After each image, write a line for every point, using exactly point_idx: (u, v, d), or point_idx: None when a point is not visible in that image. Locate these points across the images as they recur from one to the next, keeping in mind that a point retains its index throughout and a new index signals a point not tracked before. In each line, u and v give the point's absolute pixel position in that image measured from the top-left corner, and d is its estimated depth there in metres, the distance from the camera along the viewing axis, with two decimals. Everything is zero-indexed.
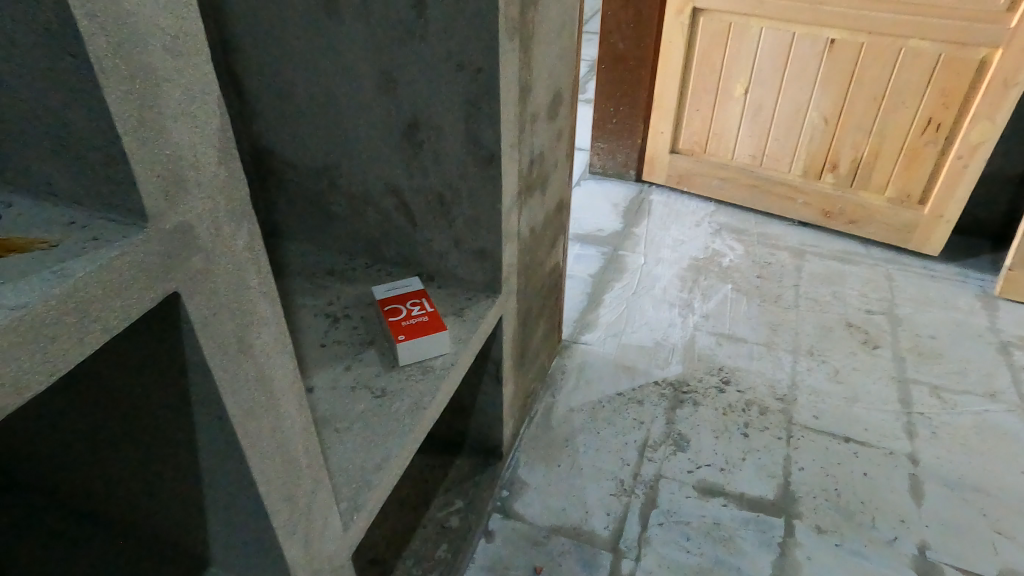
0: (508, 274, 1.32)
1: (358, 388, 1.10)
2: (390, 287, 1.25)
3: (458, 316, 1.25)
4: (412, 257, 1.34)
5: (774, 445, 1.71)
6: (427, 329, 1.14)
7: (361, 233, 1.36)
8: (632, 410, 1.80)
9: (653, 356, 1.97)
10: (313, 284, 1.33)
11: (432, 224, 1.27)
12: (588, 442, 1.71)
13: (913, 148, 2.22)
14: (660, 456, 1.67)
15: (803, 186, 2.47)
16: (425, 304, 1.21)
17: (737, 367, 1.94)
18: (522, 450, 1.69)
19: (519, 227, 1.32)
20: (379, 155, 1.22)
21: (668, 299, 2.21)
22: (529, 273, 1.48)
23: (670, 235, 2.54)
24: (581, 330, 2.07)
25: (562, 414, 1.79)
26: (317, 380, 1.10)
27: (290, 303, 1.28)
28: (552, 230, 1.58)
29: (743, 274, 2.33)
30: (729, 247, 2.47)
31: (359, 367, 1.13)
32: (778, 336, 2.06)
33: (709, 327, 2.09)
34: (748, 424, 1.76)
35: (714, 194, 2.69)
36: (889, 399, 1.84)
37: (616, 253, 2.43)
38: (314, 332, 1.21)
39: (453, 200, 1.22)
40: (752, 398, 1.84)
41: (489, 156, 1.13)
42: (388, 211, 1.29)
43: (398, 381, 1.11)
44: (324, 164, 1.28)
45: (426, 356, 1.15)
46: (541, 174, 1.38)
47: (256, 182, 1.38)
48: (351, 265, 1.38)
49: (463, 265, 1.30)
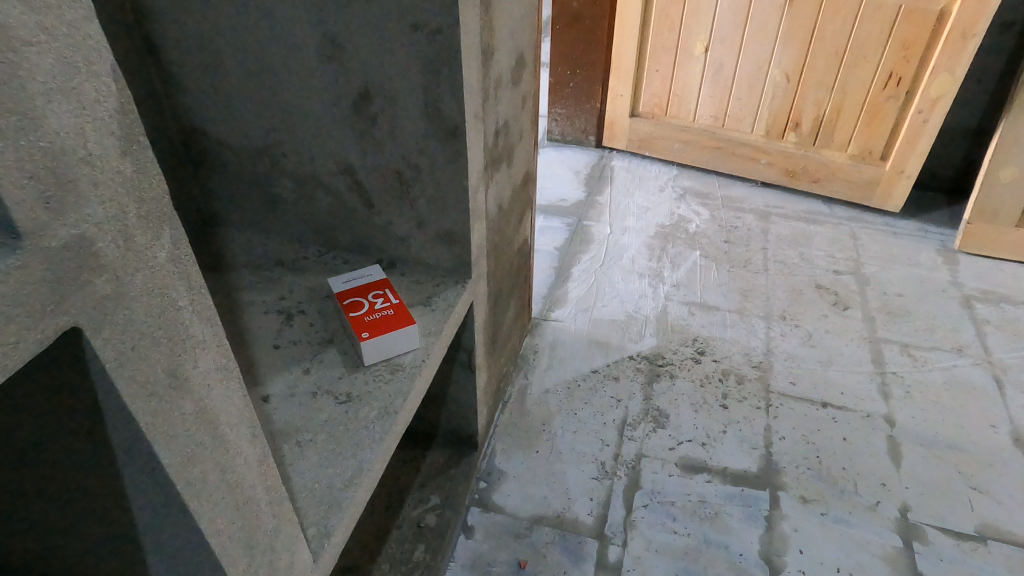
0: (477, 257, 1.21)
1: (321, 393, 0.99)
2: (348, 277, 1.13)
3: (426, 306, 1.14)
4: (371, 242, 1.22)
5: (753, 415, 1.67)
6: (393, 325, 1.03)
7: (312, 218, 1.23)
8: (609, 388, 1.73)
9: (626, 330, 1.91)
10: (260, 278, 1.20)
11: (391, 206, 1.15)
12: (565, 425, 1.64)
13: (875, 104, 2.19)
14: (640, 435, 1.62)
15: (765, 146, 2.43)
16: (389, 295, 1.09)
17: (711, 336, 1.90)
18: (497, 437, 1.61)
19: (486, 204, 1.21)
20: (327, 132, 1.09)
21: (637, 269, 2.14)
22: (498, 253, 1.38)
23: (634, 202, 2.47)
24: (550, 306, 1.99)
25: (537, 396, 1.71)
26: (272, 388, 0.99)
27: (237, 301, 1.15)
28: (520, 205, 1.48)
29: (710, 239, 2.28)
30: (695, 212, 2.42)
31: (319, 369, 1.02)
32: (750, 302, 2.02)
33: (681, 296, 2.03)
34: (726, 395, 1.72)
35: (676, 157, 2.62)
36: (863, 361, 1.83)
37: (581, 224, 2.35)
38: (266, 333, 1.09)
39: (414, 179, 1.10)
40: (729, 367, 1.80)
41: (451, 128, 1.02)
42: (341, 192, 1.16)
43: (364, 383, 1.00)
44: (265, 143, 1.15)
45: (394, 353, 1.04)
46: (507, 146, 1.27)
47: (188, 167, 1.23)
48: (302, 253, 1.25)
49: (428, 249, 1.19)
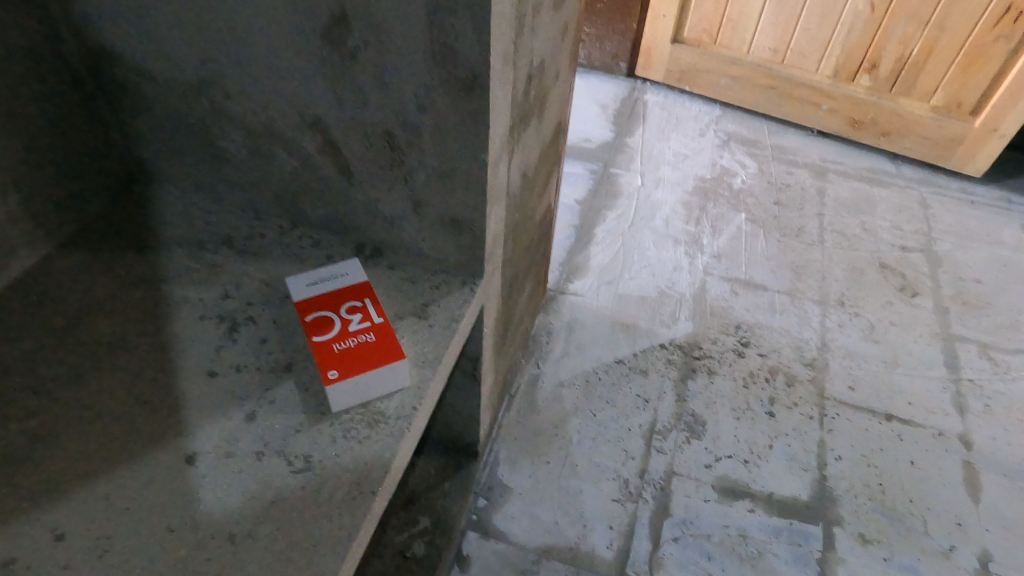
0: (492, 249, 0.90)
1: (269, 454, 0.70)
2: (314, 278, 0.82)
3: (420, 320, 0.84)
4: (350, 221, 0.90)
5: (805, 427, 1.41)
6: (373, 360, 0.73)
7: (271, 184, 0.91)
8: (635, 384, 1.46)
9: (657, 311, 1.62)
10: (198, 262, 0.89)
11: (378, 176, 0.83)
12: (582, 430, 1.38)
13: (979, 45, 1.80)
14: (670, 446, 1.37)
15: (830, 90, 2.06)
16: (370, 311, 0.79)
17: (757, 323, 1.61)
18: (501, 442, 1.35)
19: (508, 178, 0.89)
20: (286, 69, 0.75)
21: (672, 233, 1.82)
22: (516, 233, 1.06)
23: (670, 148, 2.11)
24: (569, 276, 1.69)
25: (550, 390, 1.44)
26: (201, 442, 0.71)
27: (163, 298, 0.84)
28: (547, 166, 1.14)
29: (758, 200, 1.95)
30: (741, 163, 2.07)
31: (269, 415, 0.73)
32: (803, 282, 1.72)
33: (722, 270, 1.73)
34: (772, 398, 1.46)
35: (722, 95, 2.25)
36: (934, 364, 1.55)
37: (607, 171, 2.00)
38: (199, 351, 0.79)
39: (411, 144, 0.77)
40: (777, 364, 1.53)
41: (467, 78, 0.68)
42: (309, 155, 0.84)
43: (331, 443, 0.72)
44: (200, 78, 0.81)
45: (374, 396, 0.75)
46: (539, 94, 0.93)
47: (101, 101, 0.88)
48: (257, 228, 0.94)
49: (426, 236, 0.88)
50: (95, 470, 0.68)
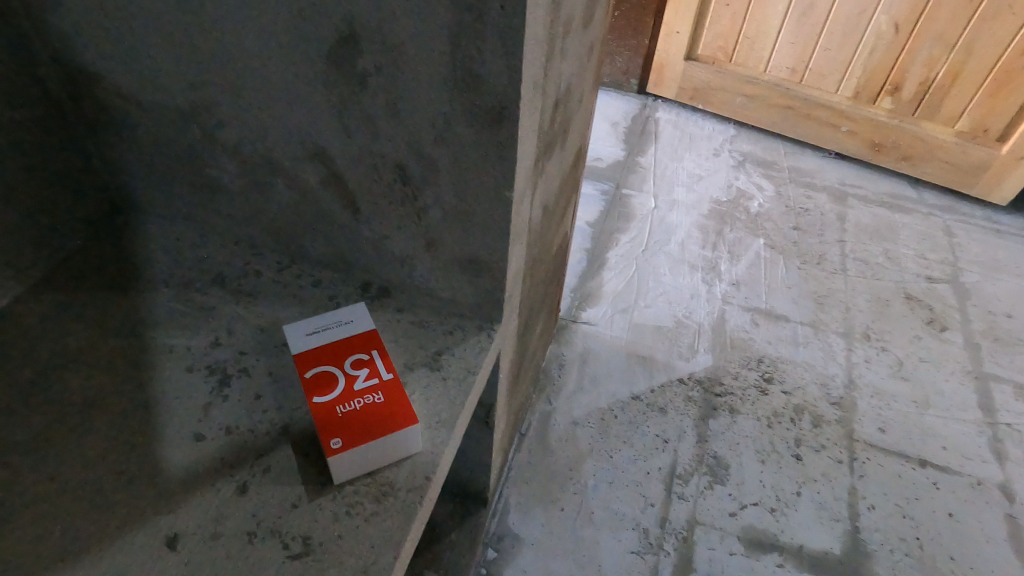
0: (512, 292, 0.82)
1: (263, 535, 0.61)
2: (316, 325, 0.73)
3: (433, 372, 0.75)
4: (355, 259, 0.82)
5: (835, 473, 1.32)
6: (380, 427, 0.64)
7: (268, 217, 0.82)
8: (654, 423, 1.37)
9: (675, 342, 1.53)
10: (186, 304, 0.80)
11: (388, 213, 0.74)
12: (598, 473, 1.29)
13: (1008, 70, 1.73)
14: (692, 492, 1.28)
15: (850, 111, 1.99)
16: (377, 367, 0.69)
17: (780, 356, 1.53)
18: (511, 486, 1.26)
19: (531, 214, 0.81)
20: (288, 94, 0.67)
21: (688, 259, 1.74)
22: (534, 270, 0.98)
23: (684, 168, 2.04)
24: (581, 303, 1.60)
25: (563, 429, 1.35)
26: (184, 520, 0.62)
27: (146, 347, 0.75)
28: (567, 195, 1.06)
29: (776, 224, 1.87)
30: (757, 185, 1.99)
31: (263, 488, 0.64)
32: (826, 313, 1.64)
33: (742, 299, 1.65)
34: (799, 440, 1.37)
35: (736, 114, 2.18)
36: (967, 405, 1.47)
37: (619, 192, 1.93)
38: (186, 410, 0.70)
39: (426, 180, 0.69)
40: (802, 402, 1.44)
41: (493, 110, 0.60)
42: (311, 188, 0.76)
43: (333, 522, 0.63)
44: (190, 102, 0.72)
45: (381, 465, 0.67)
46: (564, 122, 0.85)
47: (82, 124, 0.79)
48: (253, 265, 0.85)
49: (439, 278, 0.79)
50: (59, 557, 0.58)
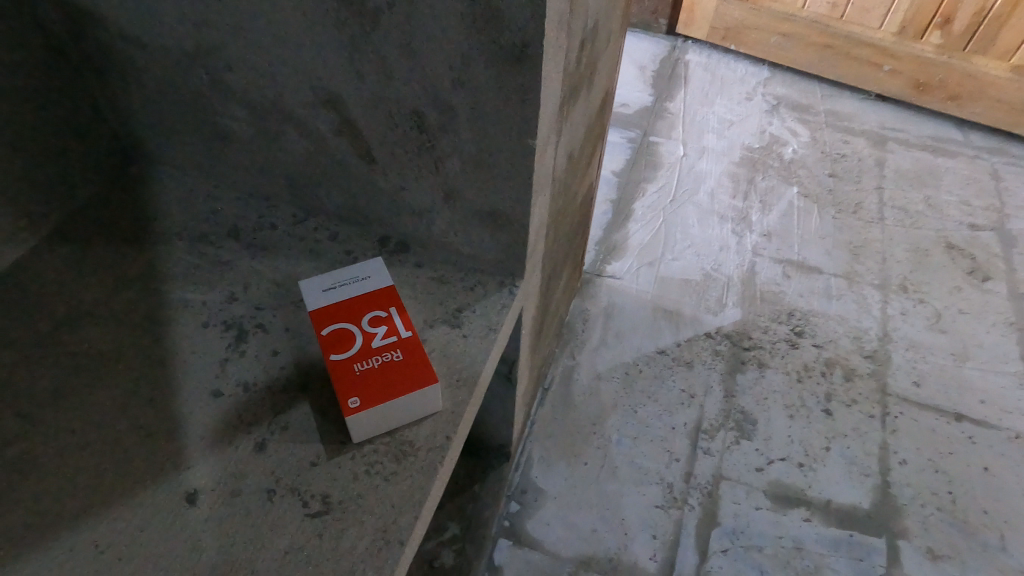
0: (534, 244, 0.78)
1: (282, 493, 0.60)
2: (331, 281, 0.71)
3: (453, 329, 0.73)
4: (372, 212, 0.79)
5: (866, 427, 1.29)
6: (400, 386, 0.62)
7: (281, 168, 0.79)
8: (679, 377, 1.35)
9: (702, 295, 1.49)
10: (200, 258, 0.78)
11: (404, 162, 0.71)
12: (622, 428, 1.27)
13: None
14: (718, 447, 1.26)
15: (894, 49, 1.87)
16: (396, 324, 0.67)
17: (811, 310, 1.48)
18: (534, 440, 1.25)
19: (554, 162, 0.76)
20: (295, 35, 0.63)
21: (718, 209, 1.68)
22: (558, 221, 0.94)
23: (714, 113, 1.95)
24: (606, 256, 1.56)
25: (586, 383, 1.33)
26: (203, 478, 0.61)
27: (161, 302, 0.74)
28: (592, 142, 1.01)
29: (811, 172, 1.79)
30: (792, 130, 1.90)
31: (282, 446, 0.63)
32: (862, 264, 1.57)
33: (773, 251, 1.59)
34: (829, 394, 1.34)
35: (771, 55, 2.07)
36: (1009, 358, 1.41)
37: (646, 139, 1.85)
38: (203, 366, 0.69)
39: (443, 126, 0.65)
40: (834, 356, 1.40)
41: (514, 48, 0.56)
42: (324, 137, 0.72)
43: (352, 480, 0.62)
44: (196, 45, 0.69)
45: (401, 423, 0.65)
46: (590, 62, 0.79)
47: (88, 71, 0.76)
48: (267, 218, 0.82)
49: (458, 231, 0.76)
50: (80, 511, 0.58)
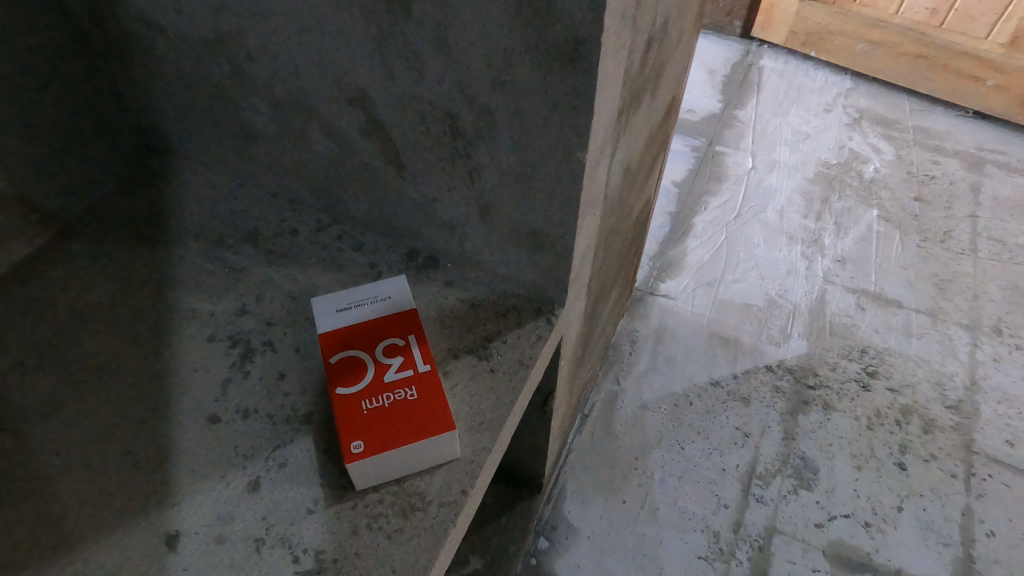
0: (580, 270, 0.69)
1: (271, 544, 0.53)
2: (348, 300, 0.63)
3: (480, 362, 0.64)
4: (401, 222, 0.71)
5: (947, 489, 1.14)
6: (412, 430, 0.54)
7: (305, 170, 0.72)
8: (733, 414, 1.23)
9: (764, 324, 1.36)
10: (214, 264, 0.72)
11: (436, 170, 0.62)
12: (667, 465, 1.16)
13: None
14: (773, 496, 1.14)
15: (1001, 61, 1.68)
16: (414, 356, 0.59)
17: (888, 348, 1.33)
18: (569, 471, 1.16)
19: (608, 178, 0.67)
20: (319, 22, 0.55)
21: (787, 229, 1.55)
22: (609, 241, 0.84)
23: (788, 124, 1.80)
24: (660, 273, 1.45)
25: (630, 413, 1.23)
26: (188, 517, 0.54)
27: (168, 311, 0.67)
28: (653, 153, 0.91)
29: (894, 194, 1.62)
30: (874, 147, 1.74)
31: (277, 487, 0.56)
32: (949, 300, 1.41)
33: (847, 278, 1.45)
34: (904, 446, 1.19)
35: (856, 64, 1.90)
36: None
37: (711, 149, 1.73)
38: (202, 386, 0.62)
39: (480, 132, 0.56)
40: (912, 403, 1.25)
41: (567, 47, 0.46)
42: (350, 139, 0.65)
43: (351, 536, 0.54)
44: (216, 31, 0.62)
45: (412, 471, 0.57)
46: (657, 64, 0.69)
47: (110, 57, 0.71)
48: (289, 222, 0.75)
49: (494, 250, 0.67)
50: (53, 546, 0.52)
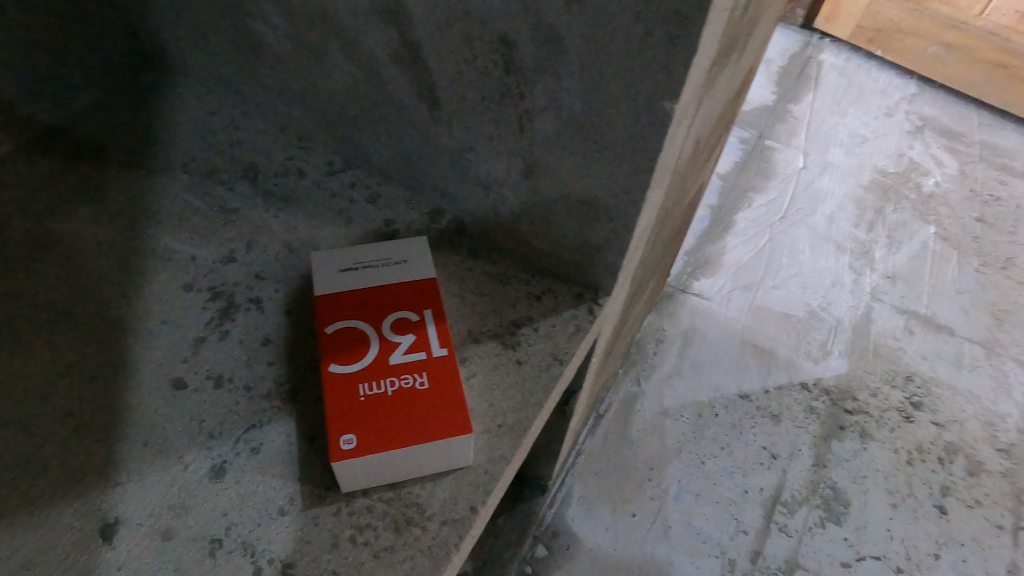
0: (633, 253, 0.58)
1: (230, 549, 0.43)
2: (353, 259, 0.52)
3: (504, 350, 0.53)
4: (427, 175, 0.60)
5: (990, 540, 1.04)
6: (417, 428, 0.43)
7: (319, 101, 0.60)
8: (761, 432, 1.12)
9: (803, 337, 1.25)
10: (203, 200, 0.61)
11: (477, 113, 0.51)
12: (684, 480, 1.06)
13: None
14: (798, 527, 1.03)
15: None
16: (429, 336, 0.48)
17: (935, 378, 1.22)
18: (577, 475, 1.06)
19: (681, 146, 0.55)
20: None
21: (835, 237, 1.42)
22: (660, 225, 0.72)
23: (845, 125, 1.67)
24: (695, 270, 1.33)
25: (649, 418, 1.12)
26: (132, 503, 0.44)
27: (142, 248, 0.57)
28: (720, 130, 0.79)
29: (955, 211, 1.50)
30: (936, 159, 1.61)
31: (246, 477, 0.46)
32: (1006, 332, 1.29)
33: (896, 297, 1.33)
34: (946, 488, 1.09)
35: (924, 68, 1.77)
36: None
37: (761, 143, 1.60)
38: (170, 343, 0.51)
39: (540, 66, 0.45)
40: (958, 442, 1.14)
41: None
42: (377, 65, 0.53)
43: (330, 550, 0.43)
44: None
45: (411, 476, 0.46)
46: (753, 16, 0.57)
47: None
48: (294, 162, 0.64)
49: (535, 219, 0.56)
50: None
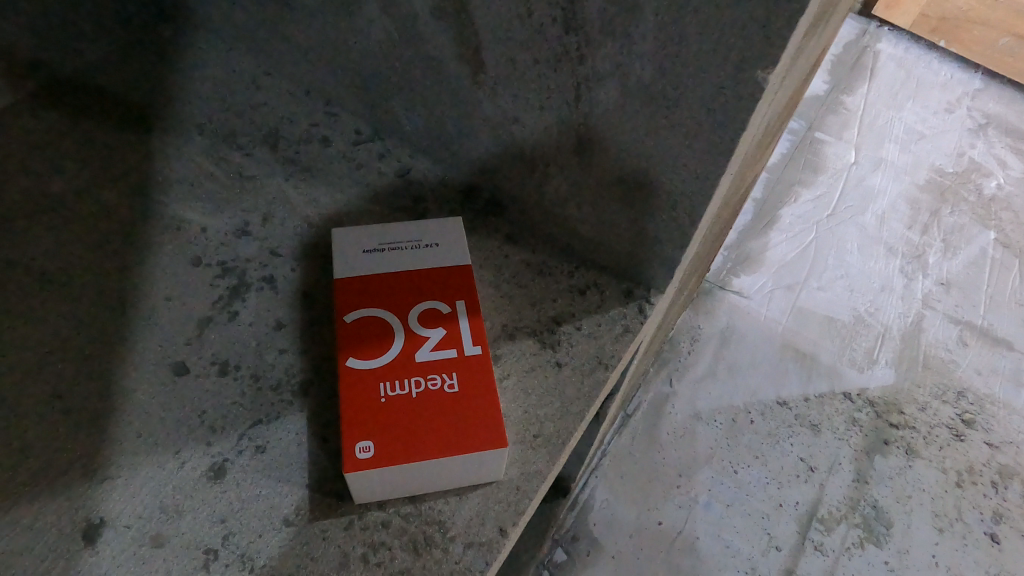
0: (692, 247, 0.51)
1: (225, 562, 0.38)
2: (379, 240, 0.46)
3: (542, 350, 0.48)
4: (464, 148, 0.53)
5: None
6: (444, 438, 0.38)
7: (348, 62, 0.54)
8: (799, 442, 1.05)
9: (848, 344, 1.17)
10: (217, 166, 0.55)
11: (527, 80, 0.45)
12: (715, 489, 1.00)
13: None
14: (835, 546, 0.97)
15: None
16: (460, 331, 0.42)
17: (990, 395, 1.14)
18: (601, 477, 1.00)
19: (757, 128, 0.48)
20: None
21: (887, 238, 1.34)
22: None
23: (902, 120, 1.56)
24: (736, 266, 1.26)
25: (681, 421, 1.06)
26: (120, 502, 0.39)
27: (148, 216, 0.52)
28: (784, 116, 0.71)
29: (1018, 216, 1.40)
30: (999, 160, 1.50)
31: (247, 479, 0.40)
32: None
33: (951, 306, 1.24)
34: (998, 514, 1.01)
35: (990, 62, 1.66)
36: None
37: (810, 135, 1.51)
38: (172, 322, 0.46)
39: (606, 24, 0.38)
40: (1012, 465, 1.06)
41: None
42: (415, 20, 0.47)
43: (337, 570, 0.38)
44: None
45: (433, 489, 0.41)
46: None
47: None
48: (318, 129, 0.58)
49: (583, 204, 0.49)
50: None
